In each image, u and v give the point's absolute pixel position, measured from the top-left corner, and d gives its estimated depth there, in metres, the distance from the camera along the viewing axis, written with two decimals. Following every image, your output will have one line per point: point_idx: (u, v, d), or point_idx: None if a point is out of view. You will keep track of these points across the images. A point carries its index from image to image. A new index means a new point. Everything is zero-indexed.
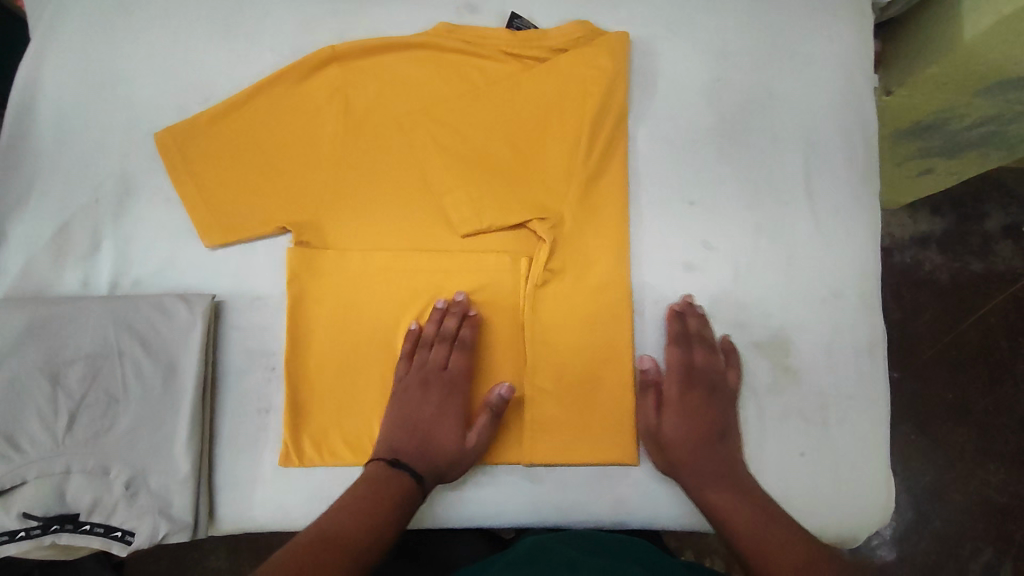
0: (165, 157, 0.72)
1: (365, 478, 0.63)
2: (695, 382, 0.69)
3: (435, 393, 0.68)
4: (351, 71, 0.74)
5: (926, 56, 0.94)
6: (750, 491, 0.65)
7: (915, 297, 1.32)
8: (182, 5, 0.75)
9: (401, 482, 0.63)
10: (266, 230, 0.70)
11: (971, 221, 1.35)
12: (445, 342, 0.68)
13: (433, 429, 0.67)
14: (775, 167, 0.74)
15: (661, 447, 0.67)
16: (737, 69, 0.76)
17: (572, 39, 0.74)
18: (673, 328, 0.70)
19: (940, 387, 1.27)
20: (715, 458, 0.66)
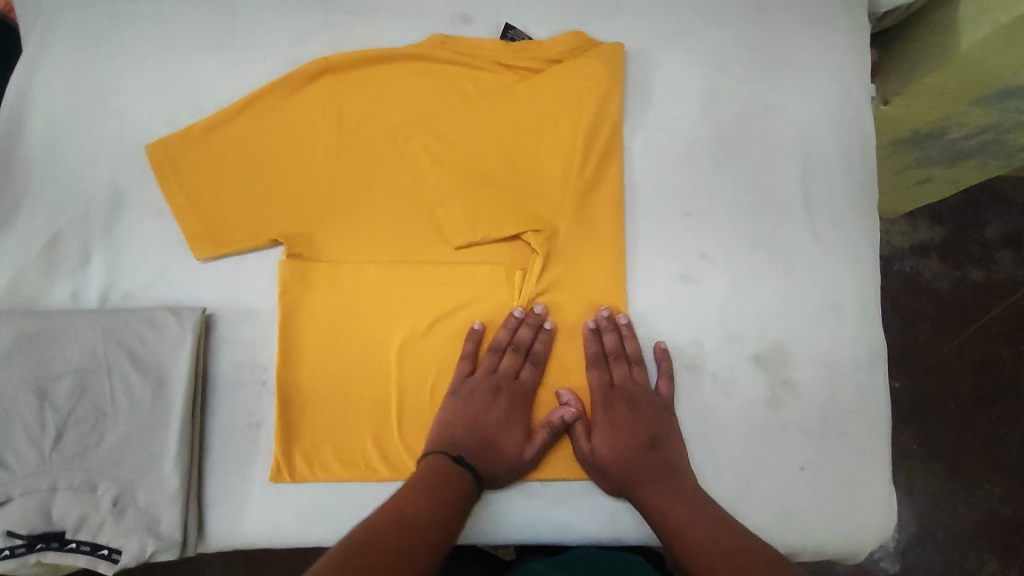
0: (156, 169, 0.71)
1: (432, 469, 0.62)
2: (613, 399, 0.68)
3: (503, 401, 0.68)
4: (345, 82, 0.73)
5: (925, 66, 0.94)
6: (687, 492, 0.63)
7: (916, 306, 1.32)
8: (175, 17, 0.75)
9: (461, 482, 0.62)
10: (259, 243, 0.70)
11: (971, 230, 1.34)
12: (519, 352, 0.69)
13: (497, 435, 0.66)
14: (773, 177, 0.73)
15: (604, 469, 0.66)
16: (732, 79, 0.76)
17: (567, 50, 0.74)
18: (590, 349, 0.69)
19: (942, 397, 1.26)
20: (649, 466, 0.65)
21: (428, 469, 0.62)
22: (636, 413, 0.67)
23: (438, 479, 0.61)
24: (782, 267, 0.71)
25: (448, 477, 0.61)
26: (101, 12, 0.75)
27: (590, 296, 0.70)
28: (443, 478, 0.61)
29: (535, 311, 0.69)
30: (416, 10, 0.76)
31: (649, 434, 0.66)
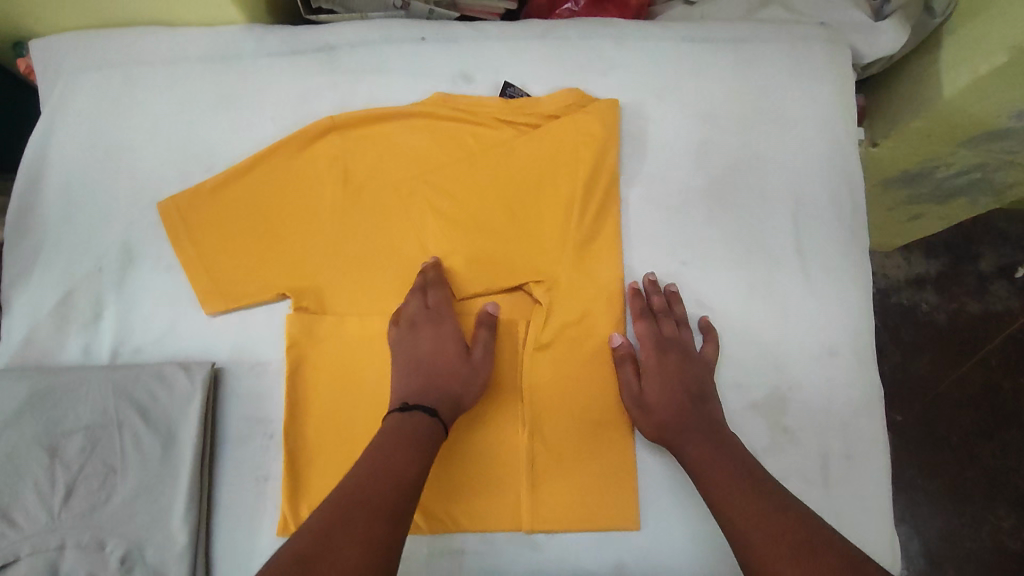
0: (168, 226, 0.73)
1: (387, 429, 0.61)
2: (666, 348, 0.70)
3: (425, 330, 0.69)
4: (351, 138, 0.76)
5: (907, 112, 0.98)
6: (730, 445, 0.64)
7: (914, 338, 1.36)
8: (185, 79, 0.78)
9: (417, 419, 0.62)
10: (268, 297, 0.71)
11: (965, 262, 1.39)
12: (434, 286, 0.71)
13: (435, 363, 0.67)
14: (766, 225, 0.76)
15: (646, 411, 0.68)
16: (723, 132, 0.79)
17: (565, 106, 0.77)
18: (635, 304, 0.72)
19: (944, 430, 1.29)
20: (695, 415, 0.66)
21: (381, 434, 0.61)
22: (684, 364, 0.70)
23: (403, 434, 0.61)
24: (779, 313, 0.73)
25: (409, 431, 0.61)
26: (115, 75, 0.78)
27: (596, 345, 0.71)
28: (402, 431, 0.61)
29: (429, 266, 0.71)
30: (419, 71, 0.79)
31: (693, 386, 0.68)
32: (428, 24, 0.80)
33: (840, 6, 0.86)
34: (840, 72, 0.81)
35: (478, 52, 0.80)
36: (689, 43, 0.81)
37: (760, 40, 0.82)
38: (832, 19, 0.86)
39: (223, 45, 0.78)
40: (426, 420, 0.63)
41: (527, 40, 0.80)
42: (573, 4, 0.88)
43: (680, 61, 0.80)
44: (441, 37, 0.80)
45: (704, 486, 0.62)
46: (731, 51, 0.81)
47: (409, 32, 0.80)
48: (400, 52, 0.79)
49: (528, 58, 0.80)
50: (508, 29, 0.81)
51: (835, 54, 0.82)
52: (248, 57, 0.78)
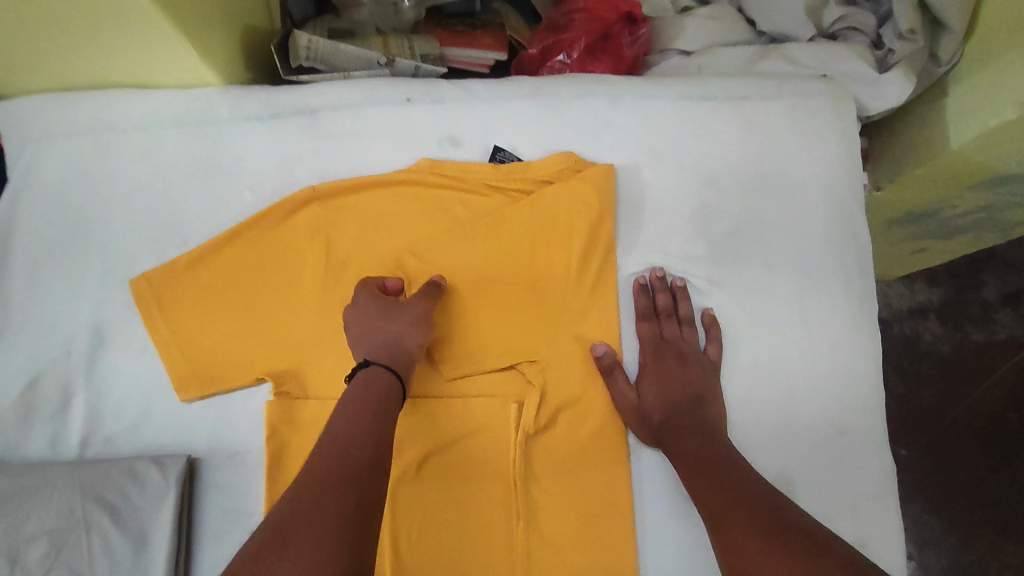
0: (140, 304, 0.69)
1: (343, 400, 0.58)
2: (664, 352, 0.71)
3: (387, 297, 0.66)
4: (333, 208, 0.72)
5: (904, 155, 0.95)
6: (718, 442, 0.64)
7: (917, 369, 1.33)
8: (158, 145, 0.74)
9: (376, 378, 0.60)
10: (247, 380, 0.68)
11: (969, 291, 1.35)
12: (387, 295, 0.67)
13: (383, 326, 0.63)
14: (769, 294, 0.74)
15: (644, 414, 0.68)
16: (723, 195, 0.75)
17: (557, 171, 0.74)
18: (642, 302, 0.73)
19: (950, 464, 1.27)
20: (692, 416, 0.67)
21: (352, 402, 0.57)
22: (684, 368, 0.70)
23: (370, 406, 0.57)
24: (783, 387, 0.71)
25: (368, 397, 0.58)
26: (83, 142, 0.74)
27: (593, 428, 0.68)
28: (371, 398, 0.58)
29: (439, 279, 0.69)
30: (405, 134, 0.75)
31: (690, 390, 0.69)
32: (414, 84, 0.76)
33: (842, 56, 0.82)
34: (846, 129, 0.78)
35: (467, 113, 0.76)
36: (688, 101, 0.78)
37: (762, 96, 0.78)
38: (837, 71, 0.82)
39: (197, 109, 0.74)
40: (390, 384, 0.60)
41: (518, 99, 0.77)
42: (564, 59, 0.87)
43: (679, 120, 0.77)
44: (428, 97, 0.76)
45: (689, 478, 0.62)
46: (731, 110, 0.78)
47: (395, 92, 0.76)
48: (386, 114, 0.75)
49: (520, 120, 0.76)
50: (498, 87, 0.77)
51: (840, 109, 0.79)
52: (225, 121, 0.74)
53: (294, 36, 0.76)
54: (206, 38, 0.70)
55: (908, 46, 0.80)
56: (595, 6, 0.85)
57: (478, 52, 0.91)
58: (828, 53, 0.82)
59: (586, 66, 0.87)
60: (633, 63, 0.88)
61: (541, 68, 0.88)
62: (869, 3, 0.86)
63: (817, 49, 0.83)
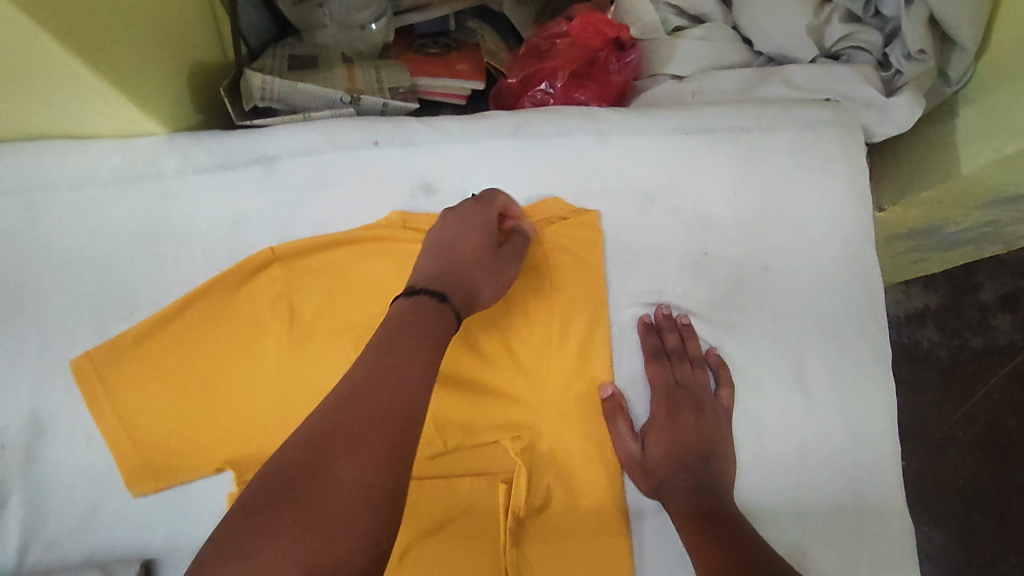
0: (82, 385, 0.61)
1: (394, 316, 0.52)
2: (678, 401, 0.65)
3: (477, 233, 0.61)
4: (296, 271, 0.65)
5: (904, 167, 0.87)
6: (724, 505, 0.59)
7: (914, 376, 1.25)
8: (93, 204, 0.65)
9: (445, 322, 0.53)
10: (205, 471, 0.61)
11: (965, 293, 1.27)
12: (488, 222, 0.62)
13: (458, 253, 0.59)
14: (777, 347, 0.68)
15: (646, 470, 0.63)
16: (724, 240, 0.69)
17: (543, 220, 0.67)
18: (650, 343, 0.67)
19: (948, 474, 1.21)
20: (698, 474, 0.61)
21: (393, 317, 0.52)
22: (699, 418, 0.64)
23: (416, 321, 0.51)
24: (793, 449, 0.66)
25: (425, 318, 0.52)
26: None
27: (586, 508, 0.63)
28: (405, 317, 0.51)
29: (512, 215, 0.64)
30: (374, 184, 0.68)
31: (702, 443, 0.63)
32: (381, 125, 0.69)
33: (848, 77, 0.75)
34: (854, 162, 0.72)
35: (442, 158, 0.69)
36: (681, 135, 0.70)
37: (763, 127, 0.72)
38: (843, 95, 0.76)
39: (139, 162, 0.66)
40: (436, 306, 0.54)
41: (497, 140, 0.69)
42: (546, 88, 0.82)
43: (674, 157, 0.70)
44: (398, 140, 0.69)
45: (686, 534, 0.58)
46: (731, 142, 0.71)
47: (361, 136, 0.68)
48: (352, 161, 0.68)
49: (500, 163, 0.69)
50: (474, 126, 0.70)
51: (848, 140, 0.72)
52: (171, 175, 0.66)
53: (246, 77, 0.69)
54: (143, 84, 0.62)
55: (918, 67, 0.74)
56: (578, 32, 0.80)
57: (454, 81, 0.83)
58: (831, 75, 0.76)
59: (572, 94, 0.82)
60: (621, 91, 0.83)
61: (523, 98, 0.84)
62: (876, 18, 0.79)
63: (819, 71, 0.76)
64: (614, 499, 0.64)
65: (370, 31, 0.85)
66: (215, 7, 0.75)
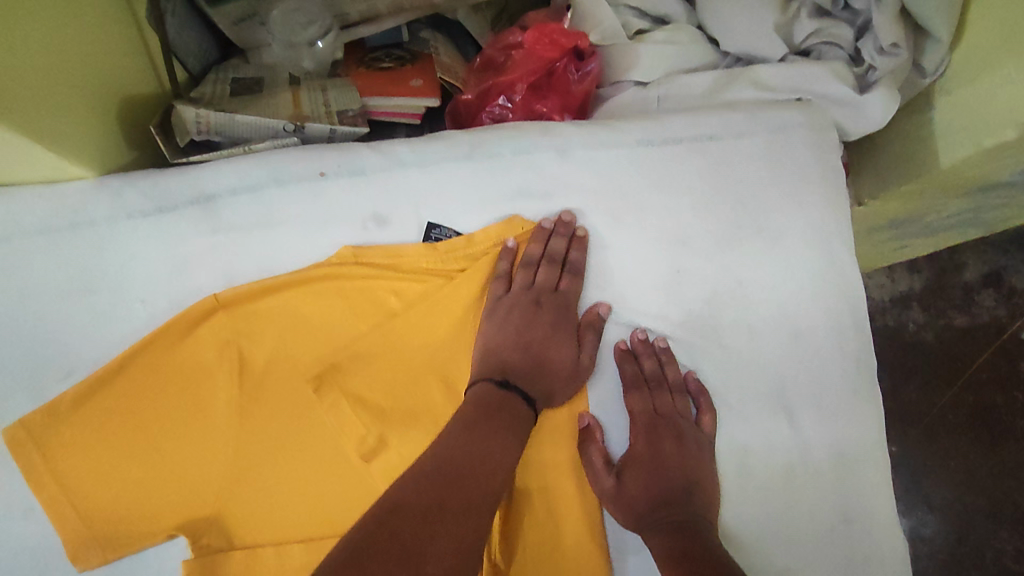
0: (17, 456, 0.56)
1: (476, 402, 0.58)
2: (659, 432, 0.62)
3: (546, 314, 0.64)
4: (244, 315, 0.61)
5: (883, 157, 0.83)
6: (705, 540, 0.56)
7: (902, 362, 1.23)
8: (14, 255, 0.60)
9: (515, 406, 0.59)
10: (158, 538, 0.57)
11: (949, 274, 1.24)
12: (555, 264, 0.64)
13: (539, 345, 0.63)
14: (758, 366, 0.65)
15: (625, 504, 0.59)
16: (697, 256, 0.66)
17: (502, 244, 0.65)
18: (627, 370, 0.64)
19: (940, 457, 1.19)
20: (678, 507, 0.58)
21: (472, 403, 0.58)
22: (680, 451, 0.61)
23: (491, 408, 0.57)
24: (781, 472, 0.63)
25: (498, 407, 0.58)
26: None
27: (567, 552, 0.59)
28: (480, 401, 0.58)
29: (564, 219, 0.64)
30: (323, 217, 0.64)
31: (682, 476, 0.60)
32: (328, 153, 0.64)
33: (820, 76, 0.71)
34: (828, 166, 0.69)
35: (393, 186, 0.64)
36: (648, 146, 0.67)
37: (732, 133, 0.68)
38: (815, 93, 0.72)
39: (68, 209, 0.61)
40: (503, 394, 0.59)
41: (451, 163, 0.65)
42: (505, 102, 0.78)
43: (641, 172, 0.66)
44: (346, 169, 0.64)
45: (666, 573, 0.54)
46: (699, 152, 0.67)
47: (305, 167, 0.64)
48: (298, 194, 0.63)
49: (456, 188, 0.65)
50: (425, 148, 0.65)
51: (821, 142, 0.69)
52: (103, 222, 0.61)
53: (179, 111, 0.66)
54: (63, 125, 0.57)
55: (891, 62, 0.71)
56: (532, 45, 0.76)
57: (408, 99, 0.78)
58: (804, 72, 0.71)
59: (532, 106, 0.78)
60: (584, 100, 0.79)
61: (481, 113, 0.79)
62: (847, 11, 0.75)
63: (789, 69, 0.72)
64: (596, 539, 0.60)
65: (317, 48, 0.81)
66: (145, 33, 0.70)
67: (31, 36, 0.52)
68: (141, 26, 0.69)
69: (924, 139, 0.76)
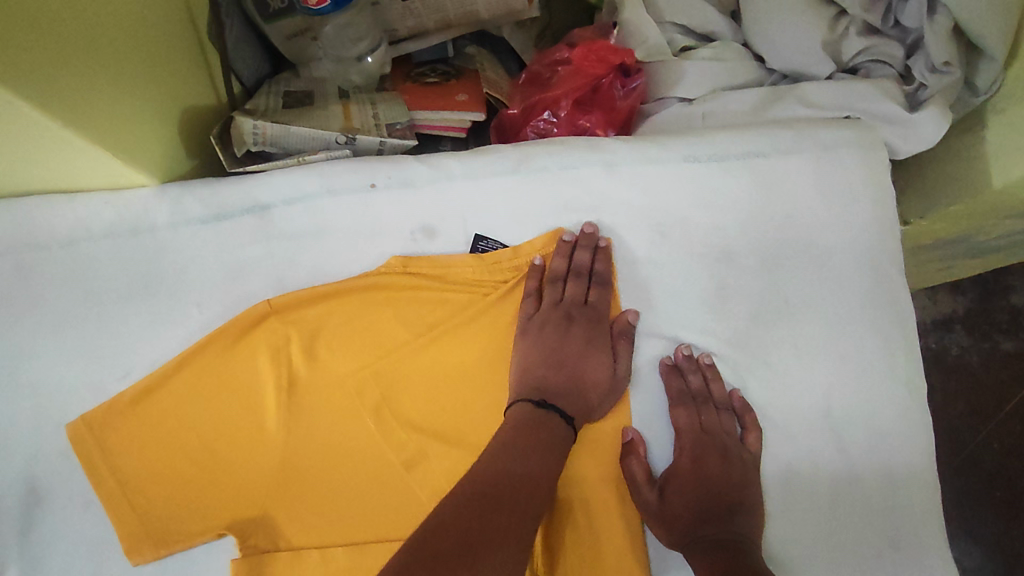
0: (79, 452, 0.59)
1: (516, 423, 0.58)
2: (705, 449, 0.61)
3: (579, 329, 0.65)
4: (296, 321, 0.63)
5: (931, 175, 0.81)
6: (750, 560, 0.55)
7: (945, 386, 1.19)
8: (83, 259, 0.63)
9: (553, 423, 0.59)
10: (208, 536, 0.58)
11: (996, 296, 1.21)
12: (582, 277, 0.65)
13: (582, 367, 0.63)
14: (803, 386, 0.64)
15: (667, 521, 0.59)
16: (742, 272, 0.65)
17: (547, 254, 0.67)
18: (673, 385, 0.63)
19: (985, 486, 1.14)
20: (723, 526, 0.58)
21: (512, 427, 0.58)
22: (727, 471, 0.61)
23: (530, 429, 0.58)
24: (826, 494, 0.62)
25: (540, 426, 0.58)
26: None
27: (609, 565, 0.59)
28: (519, 425, 0.58)
29: (584, 232, 0.65)
30: (372, 228, 0.65)
31: (728, 495, 0.60)
32: (378, 165, 0.66)
33: (869, 93, 0.71)
34: (879, 185, 0.68)
35: (441, 197, 0.66)
36: (694, 162, 0.67)
37: (780, 150, 0.68)
38: (864, 112, 0.71)
39: (131, 215, 0.63)
40: (542, 412, 0.59)
41: (498, 177, 0.66)
42: (549, 117, 0.79)
43: (686, 188, 0.66)
44: (396, 181, 0.66)
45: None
46: (746, 169, 0.67)
47: (355, 178, 0.65)
48: (349, 205, 0.65)
49: (501, 202, 0.66)
50: (474, 162, 0.66)
51: (870, 161, 0.68)
52: (164, 229, 0.64)
53: (238, 123, 0.68)
54: (131, 137, 0.60)
55: (943, 80, 0.70)
56: (580, 61, 0.77)
57: (453, 114, 0.80)
58: (850, 91, 0.71)
59: (576, 121, 0.79)
60: (627, 116, 0.80)
61: (525, 127, 0.81)
62: (897, 29, 0.75)
63: (837, 88, 0.72)
64: (638, 556, 0.60)
65: (366, 63, 0.83)
66: (206, 51, 0.73)
67: (100, 50, 0.55)
68: (203, 45, 0.72)
69: (977, 158, 0.74)
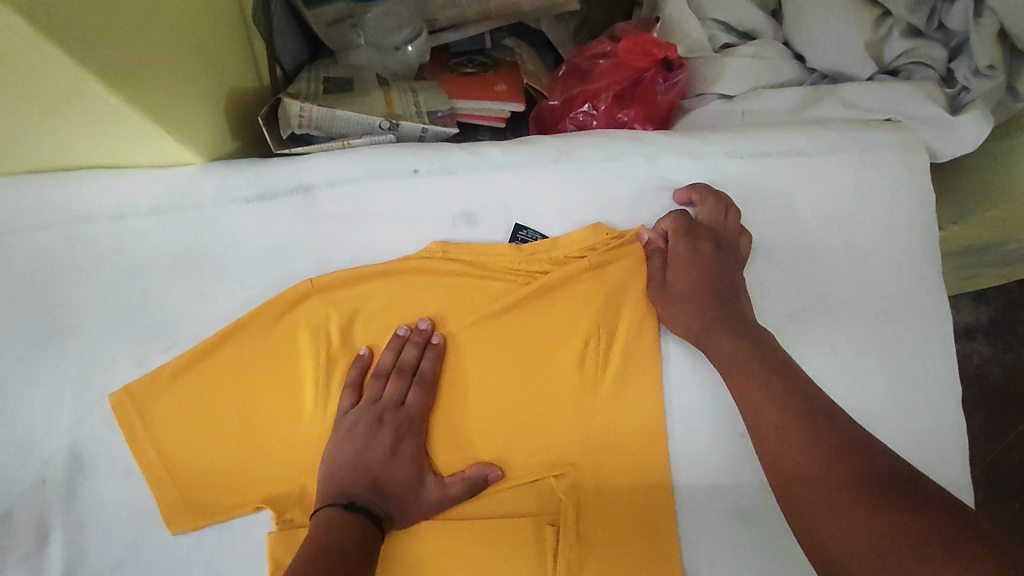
0: (123, 423, 0.61)
1: (323, 527, 0.54)
2: (697, 236, 0.64)
3: (387, 432, 0.60)
4: (335, 302, 0.64)
5: (964, 183, 0.81)
6: (763, 349, 0.58)
7: (965, 395, 1.18)
8: (130, 232, 0.64)
9: (358, 528, 0.54)
10: (244, 509, 0.60)
11: (1019, 307, 1.20)
12: (405, 374, 0.62)
13: (388, 474, 0.59)
14: (837, 383, 0.64)
15: (674, 302, 0.63)
16: (778, 268, 0.66)
17: (587, 247, 0.65)
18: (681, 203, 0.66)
19: (1005, 496, 1.13)
20: (730, 305, 0.61)
21: (320, 533, 0.53)
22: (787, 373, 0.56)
23: (336, 533, 0.53)
24: None
25: (346, 532, 0.54)
26: (39, 234, 0.63)
27: (640, 553, 0.60)
28: (331, 529, 0.54)
29: (418, 326, 0.63)
30: (414, 212, 0.66)
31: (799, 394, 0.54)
32: (422, 151, 0.67)
33: (911, 95, 0.71)
34: (917, 187, 0.68)
35: (483, 185, 0.67)
36: (734, 158, 0.67)
37: (820, 149, 0.68)
38: (906, 114, 0.71)
39: (178, 190, 0.64)
40: (347, 518, 0.55)
41: (541, 167, 0.67)
42: (589, 110, 0.81)
43: (724, 183, 0.67)
44: (438, 167, 0.67)
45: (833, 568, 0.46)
46: (784, 166, 0.67)
47: (399, 163, 0.66)
48: (393, 188, 0.66)
49: (543, 191, 0.67)
50: (516, 152, 0.67)
51: (910, 163, 0.68)
52: (208, 206, 0.65)
53: (285, 105, 0.69)
54: (184, 116, 0.61)
55: (986, 84, 0.70)
56: (624, 55, 0.77)
57: (494, 103, 0.81)
58: (893, 90, 0.71)
59: (615, 115, 0.81)
60: (668, 111, 0.81)
61: (565, 120, 0.82)
62: (940, 32, 0.74)
63: (879, 88, 0.72)
64: (670, 548, 0.60)
65: (406, 52, 0.82)
66: (252, 34, 0.74)
67: (159, 30, 0.56)
68: (248, 29, 0.73)
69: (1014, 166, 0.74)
